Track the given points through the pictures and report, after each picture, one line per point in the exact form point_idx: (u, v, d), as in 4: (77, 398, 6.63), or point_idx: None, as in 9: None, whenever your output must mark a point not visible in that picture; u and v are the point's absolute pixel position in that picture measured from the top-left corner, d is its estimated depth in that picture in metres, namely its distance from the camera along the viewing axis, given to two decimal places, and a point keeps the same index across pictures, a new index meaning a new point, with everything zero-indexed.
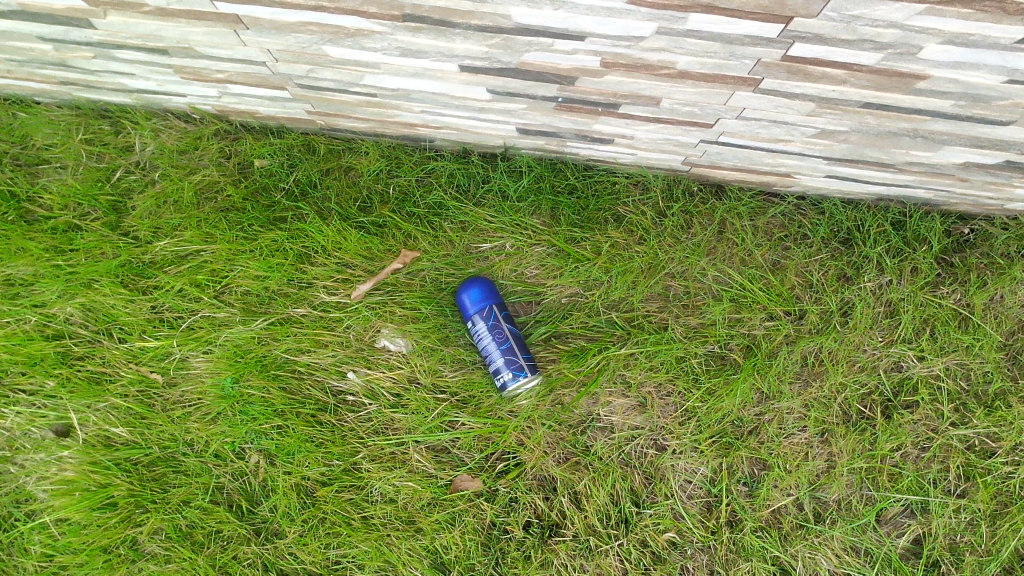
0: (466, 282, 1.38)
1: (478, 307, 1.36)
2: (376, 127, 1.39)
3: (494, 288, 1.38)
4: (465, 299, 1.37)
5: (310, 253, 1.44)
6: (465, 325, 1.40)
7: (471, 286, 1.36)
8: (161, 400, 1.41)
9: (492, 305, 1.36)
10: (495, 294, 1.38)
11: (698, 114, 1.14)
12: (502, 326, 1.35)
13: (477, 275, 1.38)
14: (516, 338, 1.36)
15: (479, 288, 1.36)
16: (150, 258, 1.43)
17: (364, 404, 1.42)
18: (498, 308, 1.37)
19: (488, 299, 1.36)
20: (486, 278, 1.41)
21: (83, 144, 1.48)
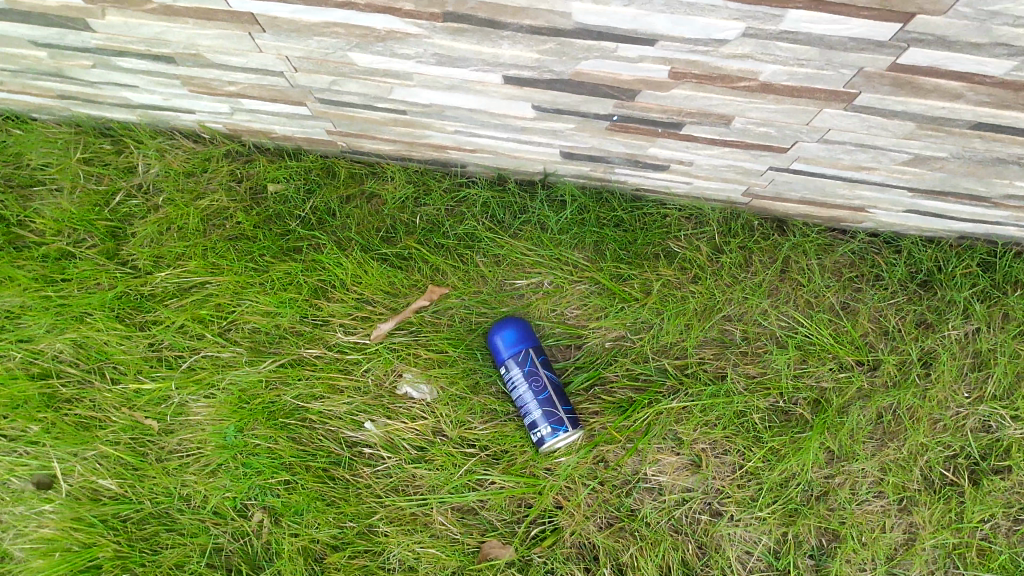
0: (500, 321, 1.23)
1: (511, 353, 1.21)
2: (403, 149, 1.26)
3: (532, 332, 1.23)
4: (498, 344, 1.22)
5: (326, 287, 1.29)
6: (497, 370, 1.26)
7: (503, 329, 1.21)
8: (155, 450, 1.27)
9: (528, 348, 1.21)
10: (532, 337, 1.23)
11: (773, 137, 1.00)
12: (539, 375, 1.20)
13: (511, 316, 1.24)
14: (555, 387, 1.21)
15: (512, 331, 1.21)
16: (149, 291, 1.29)
17: (382, 457, 1.27)
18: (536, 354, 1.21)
19: (523, 344, 1.21)
20: (521, 317, 1.26)
21: (80, 163, 1.33)
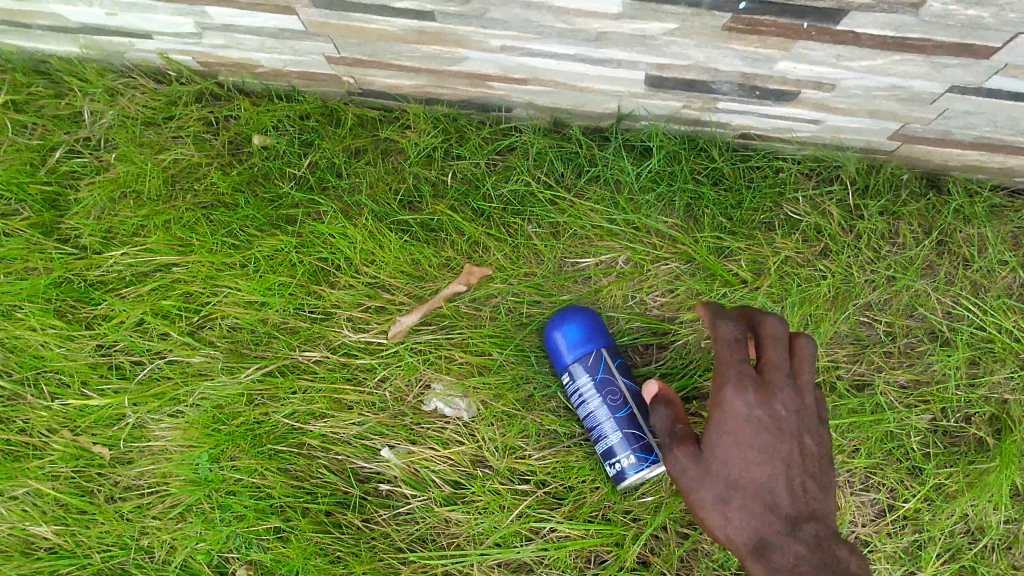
0: (559, 312, 0.91)
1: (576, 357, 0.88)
2: (428, 85, 0.93)
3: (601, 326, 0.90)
4: (557, 345, 0.89)
5: (328, 269, 0.97)
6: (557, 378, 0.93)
7: (563, 324, 0.88)
8: (105, 486, 0.96)
9: (599, 347, 0.88)
10: (603, 332, 0.90)
11: (983, 26, 0.66)
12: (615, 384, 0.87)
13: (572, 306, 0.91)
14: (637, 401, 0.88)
15: (575, 328, 0.88)
16: (98, 276, 0.97)
17: (405, 495, 0.95)
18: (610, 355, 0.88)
19: (590, 343, 0.88)
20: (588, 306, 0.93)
21: (5, 110, 0.99)
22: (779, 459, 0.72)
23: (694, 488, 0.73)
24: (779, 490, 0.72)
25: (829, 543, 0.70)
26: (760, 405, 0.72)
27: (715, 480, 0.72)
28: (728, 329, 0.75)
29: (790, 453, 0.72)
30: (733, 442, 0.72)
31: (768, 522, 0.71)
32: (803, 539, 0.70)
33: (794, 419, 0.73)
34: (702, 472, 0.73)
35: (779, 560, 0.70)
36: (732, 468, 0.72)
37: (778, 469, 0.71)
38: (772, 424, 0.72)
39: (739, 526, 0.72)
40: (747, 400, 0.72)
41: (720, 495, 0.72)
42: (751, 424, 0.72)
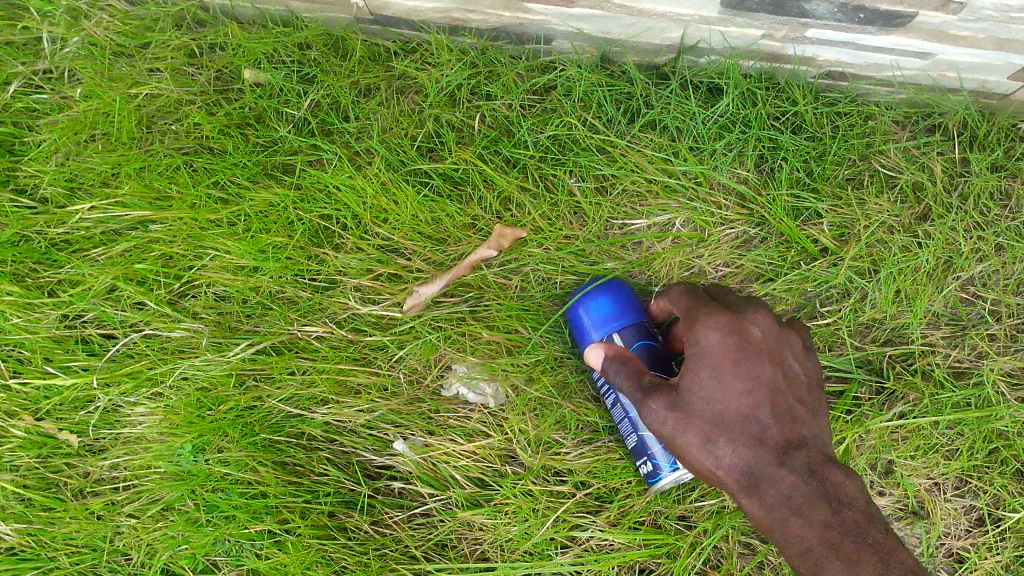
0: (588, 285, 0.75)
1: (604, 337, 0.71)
2: (455, 7, 0.77)
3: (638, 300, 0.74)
4: (581, 325, 0.73)
5: (333, 230, 0.82)
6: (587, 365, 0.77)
7: (587, 299, 0.73)
8: (74, 480, 0.82)
9: (633, 326, 0.71)
10: (641, 309, 0.73)
11: None
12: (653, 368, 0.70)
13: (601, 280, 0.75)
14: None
15: (604, 302, 0.72)
16: (62, 234, 0.82)
17: (422, 495, 0.82)
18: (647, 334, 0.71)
19: (622, 319, 0.71)
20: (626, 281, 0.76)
21: None
22: (764, 384, 0.61)
23: (671, 428, 0.61)
24: (767, 418, 0.60)
25: (831, 474, 0.59)
26: (731, 327, 0.62)
27: (696, 421, 0.60)
28: (688, 286, 0.69)
29: (773, 377, 0.61)
30: (709, 372, 0.60)
31: (760, 457, 0.60)
32: (800, 470, 0.59)
33: (770, 338, 0.63)
34: (677, 409, 0.61)
35: (776, 500, 0.59)
36: (711, 399, 0.60)
37: (765, 399, 0.60)
38: (749, 347, 0.61)
39: (728, 466, 0.60)
40: (717, 325, 0.62)
41: (704, 434, 0.60)
42: (726, 348, 0.61)
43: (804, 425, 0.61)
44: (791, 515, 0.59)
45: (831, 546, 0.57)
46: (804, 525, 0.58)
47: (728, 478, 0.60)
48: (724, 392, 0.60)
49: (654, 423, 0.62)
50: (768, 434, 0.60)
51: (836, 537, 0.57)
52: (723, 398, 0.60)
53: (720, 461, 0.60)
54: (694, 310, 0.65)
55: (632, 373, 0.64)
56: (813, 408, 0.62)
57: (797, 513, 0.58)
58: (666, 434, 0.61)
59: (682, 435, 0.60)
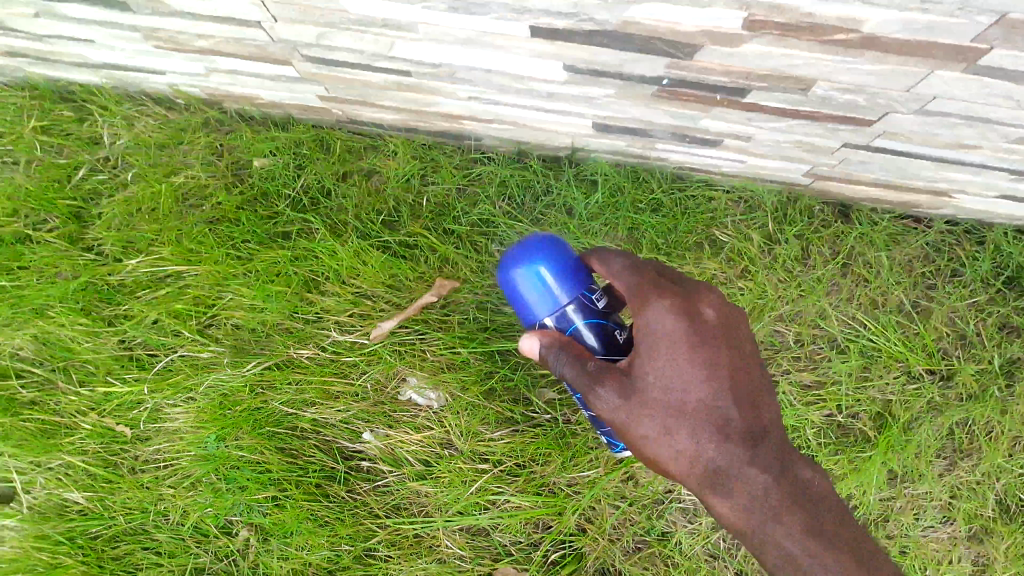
0: (538, 248, 0.79)
1: (541, 302, 0.79)
2: (408, 120, 1.08)
3: (565, 254, 0.79)
4: (516, 288, 0.79)
5: (319, 279, 1.12)
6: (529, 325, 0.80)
7: (521, 264, 0.78)
8: (129, 460, 1.12)
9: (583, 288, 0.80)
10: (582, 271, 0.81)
11: (857, 106, 0.81)
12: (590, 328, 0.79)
13: (529, 238, 0.80)
14: (615, 341, 0.81)
15: (559, 265, 0.79)
16: (118, 281, 1.12)
17: (383, 471, 1.12)
18: (578, 287, 0.79)
19: (553, 279, 0.78)
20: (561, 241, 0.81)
21: (37, 133, 1.15)
22: (723, 376, 0.73)
23: (631, 415, 0.73)
24: (725, 407, 0.73)
25: (775, 452, 0.74)
26: (679, 316, 0.72)
27: (649, 407, 0.72)
28: (630, 264, 0.77)
29: (728, 367, 0.73)
30: (663, 361, 0.72)
31: (718, 441, 0.73)
32: (754, 454, 0.73)
33: (716, 325, 0.74)
34: (634, 396, 0.73)
35: (722, 471, 0.73)
36: (670, 389, 0.72)
37: (711, 386, 0.73)
38: (705, 339, 0.73)
39: (682, 443, 0.73)
40: (670, 313, 0.72)
41: (658, 419, 0.72)
42: (683, 344, 0.72)
43: (747, 406, 0.74)
44: (749, 496, 0.72)
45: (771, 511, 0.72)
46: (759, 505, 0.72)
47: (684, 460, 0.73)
48: (683, 384, 0.72)
49: (612, 407, 0.74)
50: (727, 421, 0.73)
51: (778, 501, 0.72)
52: (683, 387, 0.72)
53: (675, 444, 0.73)
54: (647, 299, 0.73)
55: (574, 357, 0.74)
56: (765, 395, 0.76)
57: (755, 492, 0.72)
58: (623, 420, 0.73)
59: (641, 420, 0.73)
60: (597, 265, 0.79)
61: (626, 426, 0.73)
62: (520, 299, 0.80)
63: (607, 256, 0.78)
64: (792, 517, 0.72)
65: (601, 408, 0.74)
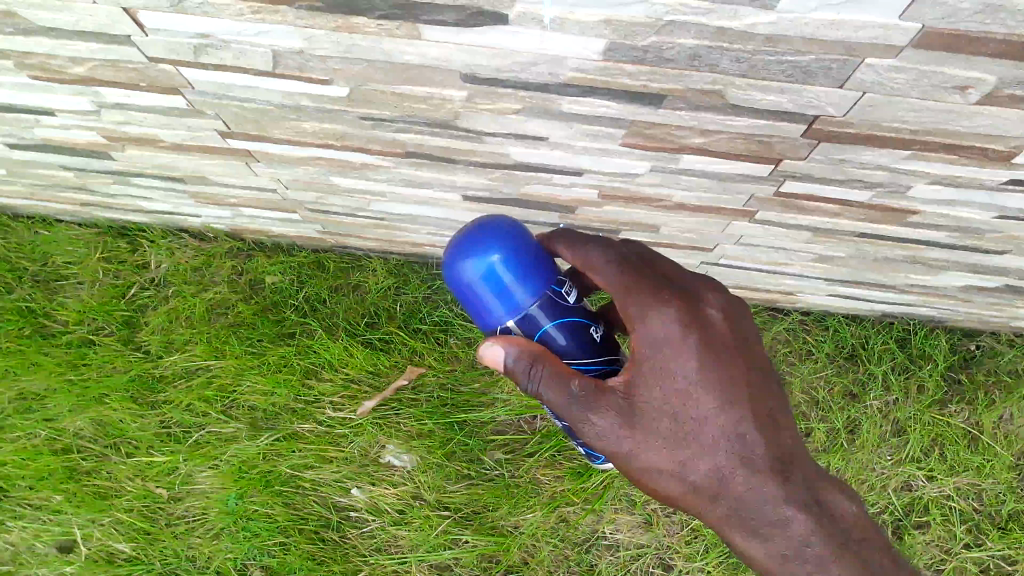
0: (490, 244, 0.77)
1: (490, 296, 0.77)
2: (385, 245, 1.42)
3: (518, 245, 0.78)
4: (462, 281, 0.78)
5: (316, 368, 1.44)
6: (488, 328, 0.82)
7: (470, 254, 0.77)
8: (165, 516, 1.41)
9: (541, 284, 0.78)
10: (536, 266, 0.79)
11: (698, 240, 1.15)
12: (554, 321, 0.78)
13: (477, 224, 0.79)
14: (588, 336, 0.80)
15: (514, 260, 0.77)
16: (160, 373, 1.44)
17: (368, 520, 1.42)
18: (532, 283, 0.78)
19: (506, 270, 0.77)
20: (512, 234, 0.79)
21: (100, 261, 1.51)
22: (730, 391, 0.78)
23: (639, 445, 0.76)
24: (736, 422, 0.78)
25: (786, 461, 0.79)
26: (676, 325, 0.76)
27: (655, 427, 0.76)
28: (619, 269, 0.79)
29: (737, 379, 0.78)
30: (665, 378, 0.76)
31: (735, 462, 0.78)
32: (772, 471, 0.79)
33: (719, 335, 0.78)
34: (640, 425, 0.76)
35: (731, 484, 0.78)
36: (679, 412, 0.77)
37: (718, 401, 0.77)
38: (710, 351, 0.77)
39: (690, 460, 0.78)
40: (671, 321, 0.76)
41: (666, 438, 0.77)
42: (688, 360, 0.76)
43: (761, 413, 0.80)
44: (769, 515, 0.79)
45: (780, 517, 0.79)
46: (780, 523, 0.79)
47: (705, 487, 0.79)
48: (694, 403, 0.77)
49: (625, 444, 0.76)
50: (740, 439, 0.78)
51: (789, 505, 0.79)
52: (694, 407, 0.77)
53: (692, 471, 0.78)
54: (645, 309, 0.76)
55: (552, 376, 0.74)
56: (776, 407, 0.81)
57: (774, 512, 0.79)
58: (636, 456, 0.77)
59: (654, 451, 0.77)
60: (569, 254, 0.82)
61: (641, 461, 0.77)
62: (468, 293, 0.78)
63: (582, 242, 0.81)
64: (813, 528, 0.79)
65: (610, 447, 0.77)
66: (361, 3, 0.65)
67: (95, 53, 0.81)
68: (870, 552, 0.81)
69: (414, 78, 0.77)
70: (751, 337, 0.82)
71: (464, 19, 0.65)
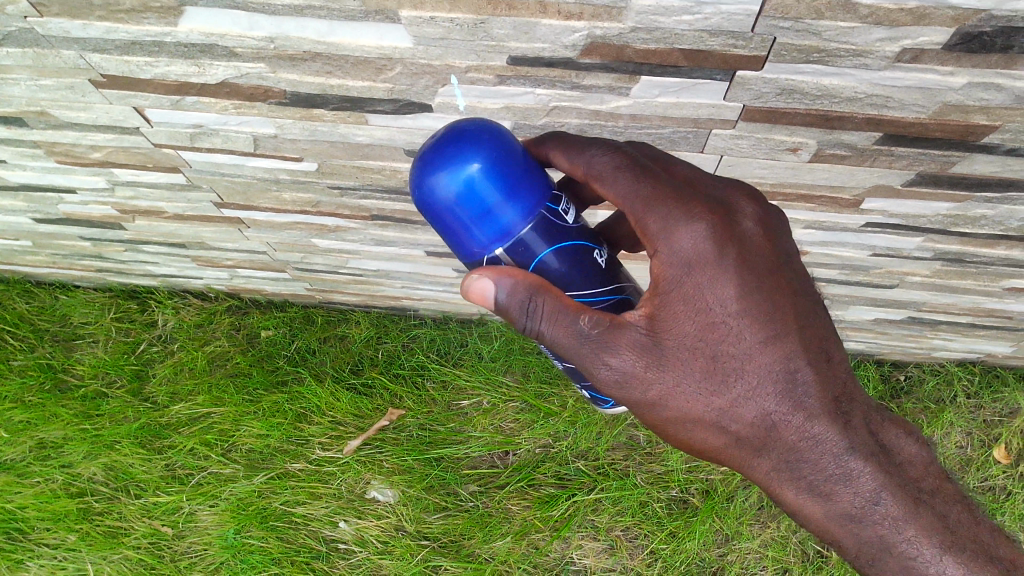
0: (464, 151, 0.65)
1: (471, 218, 0.66)
2: (366, 299, 1.59)
3: (500, 153, 0.66)
4: (437, 201, 0.65)
5: (306, 412, 1.60)
6: (466, 255, 0.69)
7: (443, 166, 0.64)
8: (170, 552, 1.53)
9: (530, 199, 0.68)
10: (522, 178, 0.67)
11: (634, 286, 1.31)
12: (551, 247, 0.69)
13: (445, 130, 0.66)
14: (592, 263, 0.72)
15: (494, 169, 0.65)
16: (166, 421, 1.60)
17: (354, 551, 1.52)
18: (520, 201, 0.67)
19: (487, 182, 0.65)
20: (490, 137, 0.66)
21: (112, 321, 1.69)
22: (776, 323, 0.70)
23: (670, 387, 0.72)
24: (782, 360, 0.71)
25: (840, 405, 0.73)
26: (711, 243, 0.68)
27: (688, 367, 0.71)
28: (635, 171, 0.68)
29: (783, 308, 0.70)
30: (698, 309, 0.69)
31: (786, 406, 0.72)
32: (830, 416, 0.73)
33: (757, 255, 0.70)
34: (669, 365, 0.71)
35: (780, 433, 0.73)
36: (716, 347, 0.70)
37: (761, 335, 0.70)
38: (750, 274, 0.69)
39: (729, 404, 0.72)
40: (702, 238, 0.68)
41: (700, 380, 0.72)
42: (725, 285, 0.69)
43: (810, 353, 0.72)
44: (830, 466, 0.74)
45: (836, 467, 0.74)
46: (842, 473, 0.74)
47: (748, 435, 0.74)
48: (732, 339, 0.70)
49: (654, 387, 0.72)
50: (790, 380, 0.71)
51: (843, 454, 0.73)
52: (733, 344, 0.70)
53: (735, 418, 0.73)
54: (669, 225, 0.68)
55: (553, 312, 0.68)
56: (829, 340, 0.73)
57: (834, 461, 0.74)
58: (668, 401, 0.73)
59: (688, 392, 0.72)
60: (567, 162, 0.71)
61: (674, 406, 0.73)
62: (445, 216, 0.66)
63: (581, 147, 0.71)
64: (877, 477, 0.75)
65: (638, 392, 0.72)
66: (317, 99, 0.83)
67: (110, 141, 0.99)
68: (931, 497, 0.77)
69: (368, 154, 0.94)
70: (795, 255, 0.73)
71: (398, 108, 0.82)
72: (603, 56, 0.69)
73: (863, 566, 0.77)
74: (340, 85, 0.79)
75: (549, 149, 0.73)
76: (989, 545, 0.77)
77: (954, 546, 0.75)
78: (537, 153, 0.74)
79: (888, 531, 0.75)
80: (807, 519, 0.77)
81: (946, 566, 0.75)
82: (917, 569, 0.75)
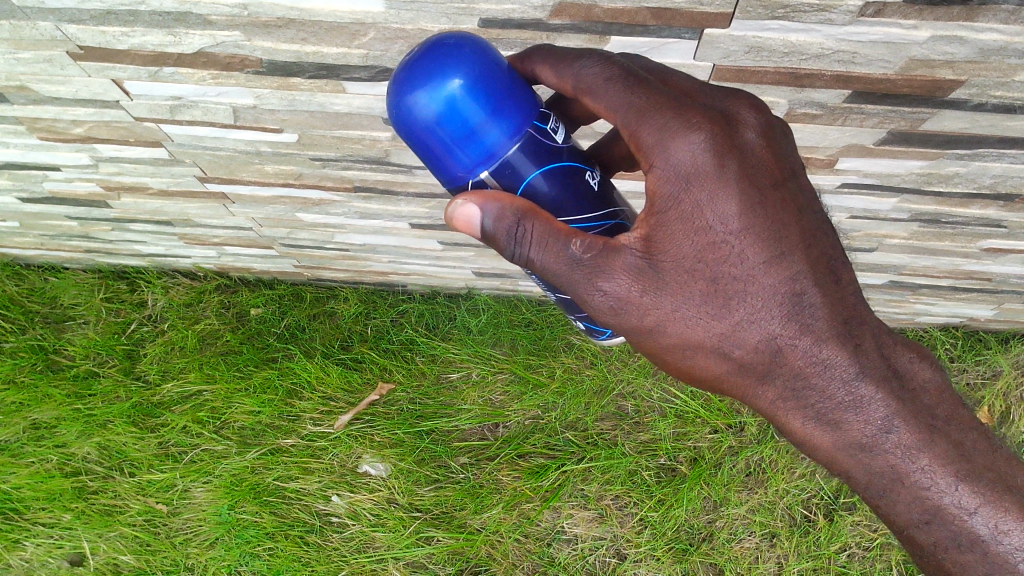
0: (445, 68, 0.61)
1: (453, 139, 0.63)
2: (354, 275, 1.61)
3: (483, 69, 0.62)
4: (417, 122, 0.62)
5: (297, 389, 1.61)
6: (449, 179, 0.67)
7: (423, 84, 0.61)
8: (165, 529, 1.54)
9: (515, 119, 0.64)
10: (508, 95, 0.64)
11: None
12: (540, 169, 0.67)
13: (424, 45, 0.63)
14: (583, 186, 0.70)
15: (478, 86, 0.62)
16: (158, 399, 1.61)
17: (347, 525, 1.54)
18: (505, 119, 0.64)
19: (470, 99, 0.61)
20: (472, 51, 0.62)
21: (102, 301, 1.71)
22: (779, 242, 0.69)
23: (670, 312, 0.71)
24: (786, 281, 0.70)
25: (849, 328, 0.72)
26: (712, 155, 0.66)
27: (689, 291, 0.70)
28: (624, 81, 0.66)
29: (786, 226, 0.69)
30: (698, 228, 0.68)
31: (792, 329, 0.71)
32: (838, 339, 0.71)
33: (760, 169, 0.68)
34: (667, 288, 0.70)
35: (786, 358, 0.72)
36: (717, 267, 0.70)
37: (762, 254, 0.69)
38: (753, 189, 0.68)
39: (731, 328, 0.72)
40: (701, 148, 0.66)
41: (701, 304, 0.71)
42: (726, 201, 0.67)
43: (816, 274, 0.70)
44: (838, 393, 0.72)
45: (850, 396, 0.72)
46: (851, 400, 0.72)
47: (751, 361, 0.73)
48: (734, 259, 0.69)
49: (651, 312, 0.71)
50: (795, 302, 0.70)
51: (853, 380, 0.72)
52: (736, 264, 0.69)
53: (738, 344, 0.72)
54: (665, 136, 0.66)
55: (542, 237, 0.67)
56: (837, 261, 0.72)
57: (843, 387, 0.72)
58: (666, 327, 0.72)
59: (689, 317, 0.71)
60: (552, 75, 0.68)
61: (674, 332, 0.72)
62: (425, 139, 0.63)
63: (568, 58, 0.67)
64: (892, 405, 0.72)
65: (635, 317, 0.71)
66: (294, 67, 0.83)
67: (90, 116, 1.00)
68: (949, 425, 0.75)
69: (348, 123, 0.95)
70: (801, 169, 0.71)
71: (375, 75, 0.83)
72: (572, 16, 0.70)
73: (874, 500, 0.76)
74: (315, 52, 0.80)
75: (533, 61, 0.70)
76: (1010, 474, 0.75)
77: (971, 476, 0.74)
78: (523, 67, 0.70)
79: (903, 461, 0.73)
80: (815, 449, 0.76)
81: (961, 496, 0.74)
82: (930, 500, 0.74)
